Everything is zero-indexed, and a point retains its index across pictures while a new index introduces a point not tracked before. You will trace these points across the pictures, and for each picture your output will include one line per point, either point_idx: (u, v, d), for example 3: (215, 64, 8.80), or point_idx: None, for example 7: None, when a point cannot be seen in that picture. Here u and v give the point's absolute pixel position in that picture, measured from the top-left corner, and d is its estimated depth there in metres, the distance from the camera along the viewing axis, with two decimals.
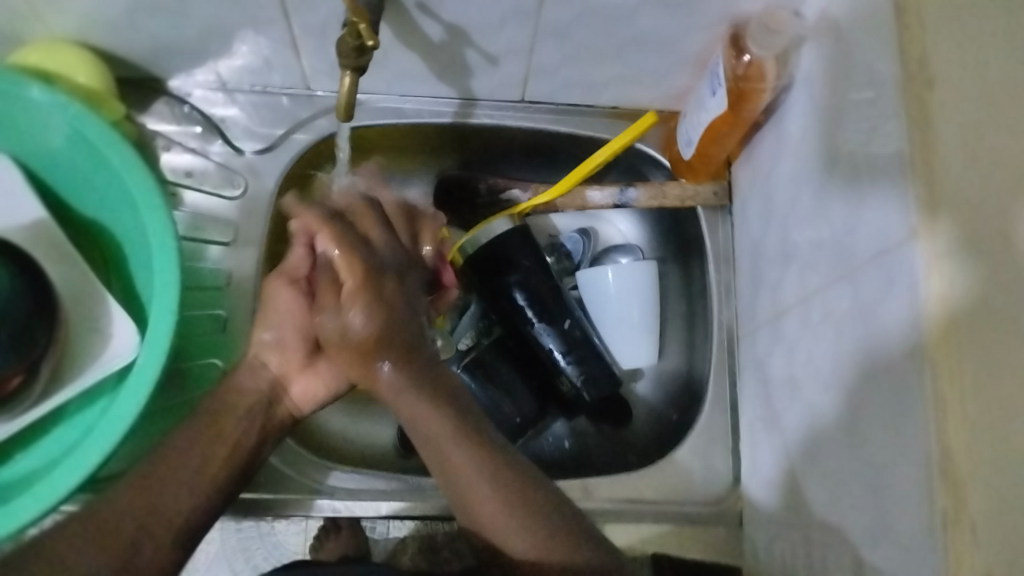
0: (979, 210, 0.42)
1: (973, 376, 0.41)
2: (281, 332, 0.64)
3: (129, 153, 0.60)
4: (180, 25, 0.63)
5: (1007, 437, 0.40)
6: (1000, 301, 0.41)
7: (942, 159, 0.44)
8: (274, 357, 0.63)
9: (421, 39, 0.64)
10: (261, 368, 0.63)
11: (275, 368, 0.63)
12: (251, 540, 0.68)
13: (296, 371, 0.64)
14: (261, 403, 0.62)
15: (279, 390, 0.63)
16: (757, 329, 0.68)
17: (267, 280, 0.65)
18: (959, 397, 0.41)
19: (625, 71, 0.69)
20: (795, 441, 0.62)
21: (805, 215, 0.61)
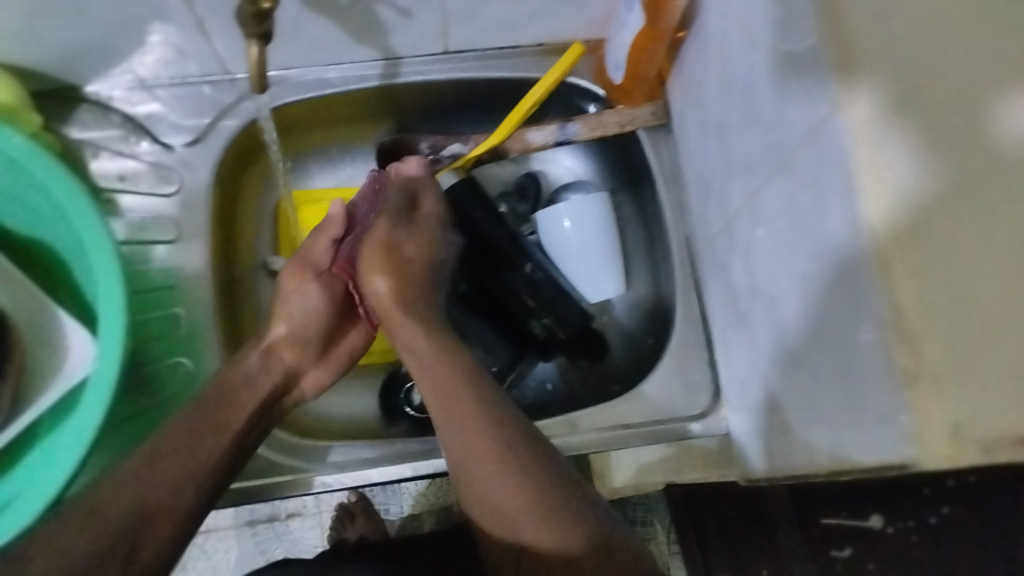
0: (897, 61, 0.41)
1: (911, 229, 0.39)
2: (298, 327, 0.65)
3: (49, 161, 0.57)
4: (78, 25, 0.60)
5: (962, 290, 0.38)
6: (933, 147, 0.39)
7: (851, 18, 0.43)
8: (287, 352, 0.64)
9: (328, 2, 0.62)
10: (273, 358, 0.64)
11: (290, 361, 0.65)
12: (267, 543, 0.85)
13: (309, 364, 0.66)
14: (275, 394, 0.63)
15: (292, 379, 0.65)
16: (713, 239, 0.67)
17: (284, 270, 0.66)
18: (903, 251, 0.39)
19: (543, 4, 0.68)
20: (762, 343, 0.60)
21: (735, 113, 0.59)
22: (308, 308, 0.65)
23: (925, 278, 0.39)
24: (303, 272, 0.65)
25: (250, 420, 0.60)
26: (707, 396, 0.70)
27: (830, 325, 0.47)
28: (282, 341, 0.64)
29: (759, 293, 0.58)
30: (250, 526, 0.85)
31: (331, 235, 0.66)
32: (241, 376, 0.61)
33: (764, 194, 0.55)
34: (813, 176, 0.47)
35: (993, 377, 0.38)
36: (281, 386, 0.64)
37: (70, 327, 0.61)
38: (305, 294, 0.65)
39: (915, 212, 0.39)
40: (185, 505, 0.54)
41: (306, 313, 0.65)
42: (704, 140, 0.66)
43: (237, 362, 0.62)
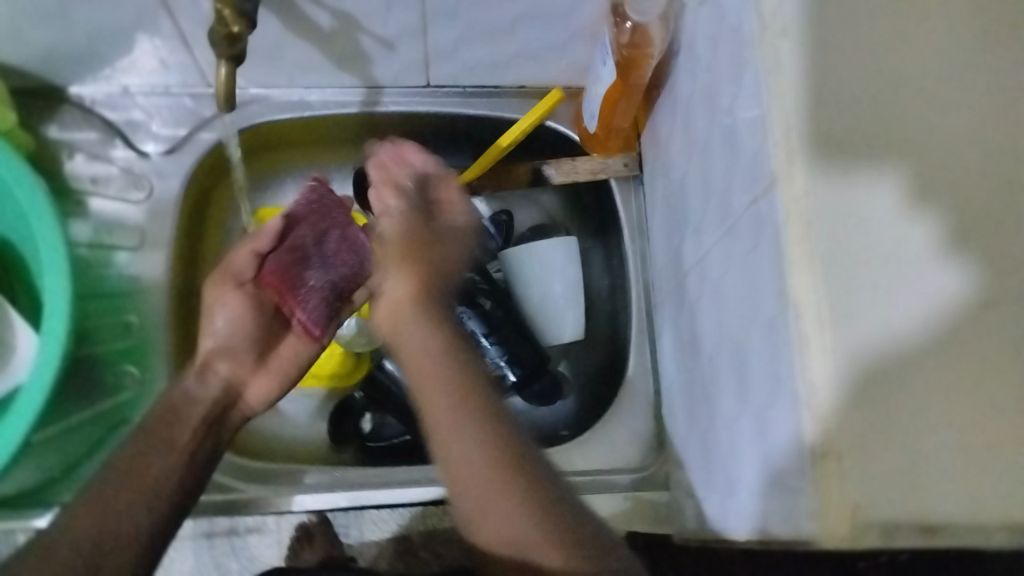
0: (834, 155, 0.41)
1: (838, 326, 0.39)
2: (229, 340, 0.60)
3: (15, 162, 0.58)
4: (63, 28, 0.61)
5: (884, 393, 0.38)
6: (856, 241, 0.39)
7: (795, 96, 0.42)
8: (223, 365, 0.60)
9: (311, 28, 0.64)
10: (210, 374, 0.59)
11: (227, 374, 0.60)
12: (222, 556, 0.68)
13: (248, 373, 0.61)
14: (217, 412, 0.58)
15: (232, 393, 0.60)
16: (669, 294, 0.68)
17: (206, 288, 0.62)
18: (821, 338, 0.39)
19: (523, 48, 0.70)
20: (700, 403, 0.60)
21: (695, 173, 0.60)
22: (233, 322, 0.60)
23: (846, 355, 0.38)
24: (221, 283, 0.61)
25: (194, 440, 0.56)
26: (650, 449, 0.70)
27: (757, 393, 0.48)
28: (215, 355, 0.60)
29: (702, 352, 0.59)
30: (207, 535, 0.68)
31: (253, 247, 0.60)
32: (185, 406, 0.57)
33: (713, 253, 0.56)
34: (754, 245, 0.48)
35: (896, 470, 0.37)
36: (223, 405, 0.59)
37: (19, 325, 0.62)
38: (228, 306, 0.60)
39: (847, 286, 0.39)
40: (144, 524, 0.50)
41: (233, 325, 0.60)
42: (668, 197, 0.67)
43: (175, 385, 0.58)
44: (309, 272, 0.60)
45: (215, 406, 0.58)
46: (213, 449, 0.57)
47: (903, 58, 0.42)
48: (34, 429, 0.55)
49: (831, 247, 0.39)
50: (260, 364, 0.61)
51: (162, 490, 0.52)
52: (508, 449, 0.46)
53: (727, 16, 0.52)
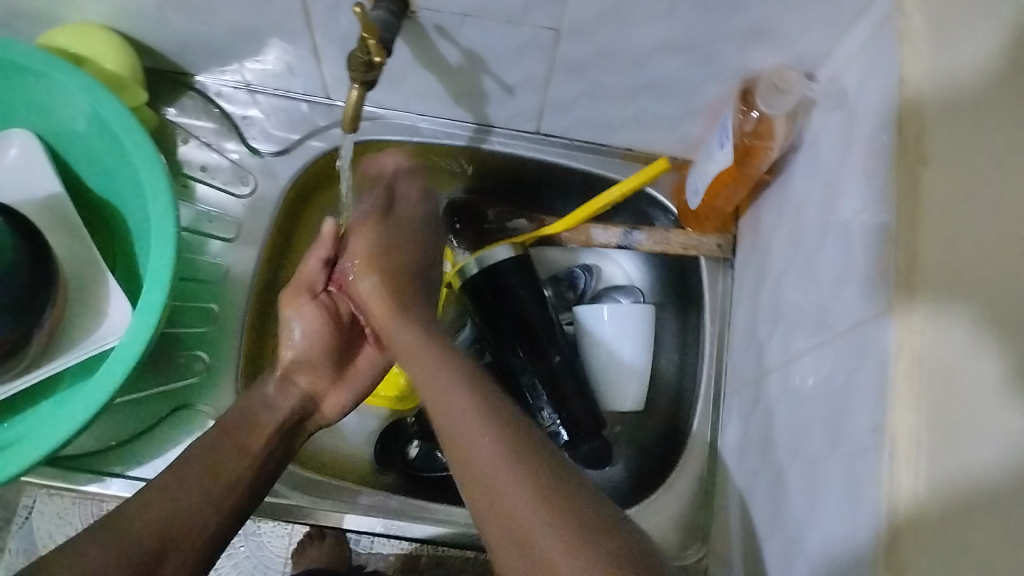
0: (955, 285, 0.40)
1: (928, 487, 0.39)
2: (306, 352, 0.66)
3: (144, 139, 0.60)
4: (207, 22, 0.63)
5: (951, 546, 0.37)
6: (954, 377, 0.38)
7: (927, 238, 0.43)
8: (303, 377, 0.66)
9: (438, 61, 0.65)
10: (291, 385, 0.66)
11: (306, 385, 0.66)
12: (232, 540, 0.74)
13: (327, 386, 0.68)
14: (297, 415, 0.65)
15: (312, 402, 0.67)
16: (744, 385, 0.67)
17: (279, 302, 0.68)
18: (915, 490, 0.39)
19: (639, 114, 0.69)
20: (763, 504, 0.59)
21: (797, 274, 0.59)
22: (310, 333, 0.66)
23: (927, 494, 0.39)
24: (298, 295, 0.67)
25: (271, 444, 0.60)
26: (693, 539, 0.68)
27: (832, 517, 0.47)
28: (293, 367, 0.66)
29: (772, 457, 0.59)
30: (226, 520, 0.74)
31: (321, 257, 0.68)
32: (259, 409, 0.62)
33: (805, 359, 0.55)
34: (853, 365, 0.47)
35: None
36: (301, 415, 0.65)
37: (114, 293, 0.63)
38: (305, 317, 0.67)
39: (946, 434, 0.38)
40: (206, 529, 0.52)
41: (309, 338, 0.67)
42: (759, 288, 0.67)
43: (258, 390, 0.63)
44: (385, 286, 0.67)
45: (295, 413, 0.64)
46: (286, 450, 0.62)
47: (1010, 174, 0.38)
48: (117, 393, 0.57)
49: (934, 394, 0.39)
50: (336, 378, 0.68)
51: (225, 501, 0.54)
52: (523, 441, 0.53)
53: (862, 128, 0.51)
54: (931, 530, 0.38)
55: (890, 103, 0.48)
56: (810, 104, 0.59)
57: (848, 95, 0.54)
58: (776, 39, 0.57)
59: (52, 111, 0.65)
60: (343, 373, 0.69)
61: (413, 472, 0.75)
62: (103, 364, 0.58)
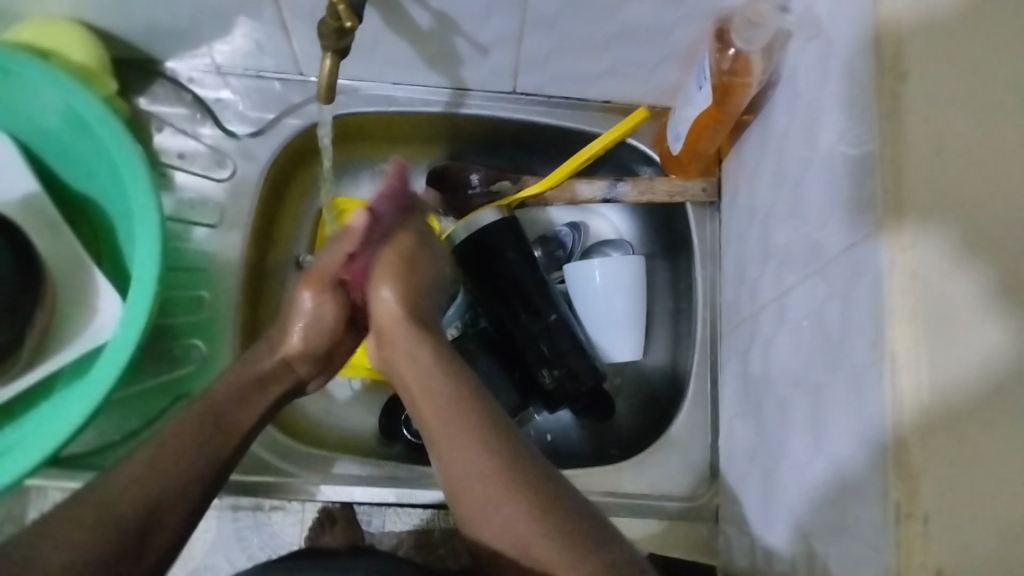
0: (943, 200, 0.41)
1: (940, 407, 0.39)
2: (310, 340, 0.64)
3: (117, 128, 0.60)
4: (171, 4, 0.62)
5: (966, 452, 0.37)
6: (950, 296, 0.40)
7: (910, 155, 0.43)
8: (291, 354, 0.64)
9: (408, 25, 0.64)
10: (286, 367, 0.64)
11: (300, 373, 0.65)
12: (245, 531, 0.69)
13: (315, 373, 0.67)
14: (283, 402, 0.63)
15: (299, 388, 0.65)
16: (739, 325, 0.67)
17: (301, 284, 0.65)
18: (920, 402, 0.40)
19: (615, 64, 0.69)
20: (769, 437, 0.60)
21: (785, 209, 0.59)
22: (315, 322, 0.64)
23: (930, 392, 0.39)
24: (321, 285, 0.64)
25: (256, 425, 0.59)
26: (702, 480, 0.69)
27: (838, 441, 0.48)
28: (294, 354, 0.64)
29: (773, 391, 0.60)
30: (232, 509, 0.69)
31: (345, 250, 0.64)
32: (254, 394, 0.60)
33: (799, 290, 0.56)
34: (846, 287, 0.48)
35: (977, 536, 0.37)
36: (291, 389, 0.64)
37: (103, 287, 0.63)
38: (322, 304, 0.65)
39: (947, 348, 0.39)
40: (186, 507, 0.52)
41: (311, 326, 0.64)
42: (747, 227, 0.67)
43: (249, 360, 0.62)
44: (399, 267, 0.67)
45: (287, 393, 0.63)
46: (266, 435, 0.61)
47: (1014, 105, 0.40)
48: (116, 386, 0.57)
49: (929, 306, 0.40)
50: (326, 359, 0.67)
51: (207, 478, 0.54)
52: (513, 475, 0.53)
53: (837, 57, 0.52)
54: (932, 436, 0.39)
55: (863, 26, 0.48)
56: (786, 36, 0.59)
57: (822, 23, 0.54)
58: None
59: (21, 108, 0.64)
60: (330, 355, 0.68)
61: (417, 440, 0.75)
62: (100, 358, 0.58)
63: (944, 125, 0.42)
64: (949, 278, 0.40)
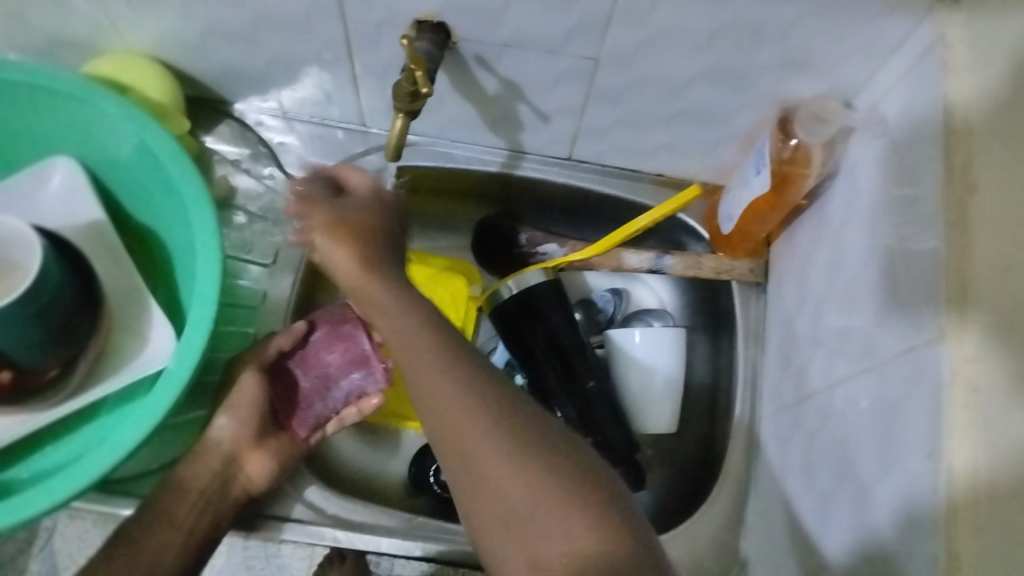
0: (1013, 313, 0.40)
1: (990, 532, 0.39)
2: (245, 414, 0.64)
3: (187, 166, 0.61)
4: (249, 53, 0.64)
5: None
6: (1005, 412, 0.39)
7: (976, 267, 0.43)
8: (227, 435, 0.63)
9: (475, 89, 0.65)
10: (213, 450, 0.63)
11: (229, 445, 0.63)
12: (255, 559, 0.83)
13: (251, 450, 0.64)
14: (215, 486, 0.62)
15: (233, 467, 0.63)
16: (782, 410, 0.67)
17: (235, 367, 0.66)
18: (974, 535, 0.40)
19: (674, 140, 0.70)
20: (808, 529, 0.59)
21: (837, 302, 0.59)
22: (241, 402, 0.64)
23: (986, 512, 0.39)
24: (248, 367, 0.65)
25: (194, 516, 0.59)
26: (733, 565, 0.68)
27: (889, 543, 0.47)
28: (223, 430, 0.63)
29: (815, 482, 0.59)
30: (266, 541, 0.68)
31: (280, 342, 0.66)
32: (189, 485, 0.60)
33: (848, 385, 0.55)
34: (902, 393, 0.47)
35: None
36: (220, 481, 0.62)
37: (156, 318, 0.64)
38: (245, 388, 0.64)
39: (1008, 477, 0.38)
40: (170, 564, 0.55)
41: (241, 411, 0.64)
42: (796, 314, 0.67)
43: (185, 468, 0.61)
44: (322, 367, 0.66)
45: (209, 484, 0.62)
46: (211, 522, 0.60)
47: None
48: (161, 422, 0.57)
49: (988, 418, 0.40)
50: (261, 440, 0.65)
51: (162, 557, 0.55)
52: (522, 430, 0.45)
53: (902, 159, 0.52)
54: (980, 562, 0.39)
55: (932, 131, 0.49)
56: (849, 131, 0.59)
57: (889, 123, 0.54)
58: (812, 69, 0.57)
59: (95, 138, 0.66)
60: (268, 442, 0.65)
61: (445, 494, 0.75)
62: (149, 394, 0.58)
63: (994, 223, 0.42)
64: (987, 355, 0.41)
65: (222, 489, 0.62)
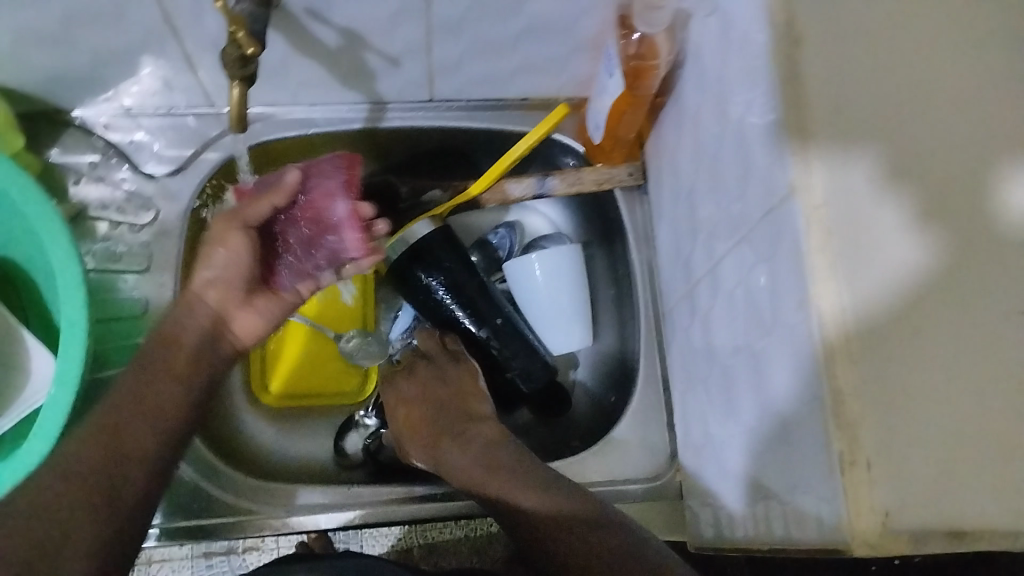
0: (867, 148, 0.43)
1: (867, 355, 0.41)
2: (224, 272, 0.55)
3: (26, 182, 0.58)
4: (71, 52, 0.61)
5: (901, 395, 0.40)
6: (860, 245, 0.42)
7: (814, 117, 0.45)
8: (211, 291, 0.56)
9: (315, 45, 0.63)
10: (197, 306, 0.56)
11: (218, 300, 0.56)
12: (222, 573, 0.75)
13: (236, 307, 0.57)
14: (207, 345, 0.56)
15: (221, 326, 0.57)
16: (680, 300, 0.69)
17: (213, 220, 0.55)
18: (852, 365, 0.41)
19: (527, 61, 0.70)
20: (718, 404, 0.61)
21: (706, 185, 0.61)
22: (229, 255, 0.54)
23: (859, 340, 0.41)
24: (230, 222, 0.54)
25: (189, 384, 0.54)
26: (663, 457, 0.70)
27: (777, 397, 0.50)
28: (204, 284, 0.56)
29: (718, 357, 0.61)
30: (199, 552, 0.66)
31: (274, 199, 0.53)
32: (178, 345, 0.55)
33: (727, 259, 0.57)
34: (771, 252, 0.49)
35: (904, 469, 0.40)
36: (212, 337, 0.56)
37: (32, 346, 0.62)
38: (229, 246, 0.54)
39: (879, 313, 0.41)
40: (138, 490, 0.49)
41: (227, 263, 0.55)
42: (675, 205, 0.69)
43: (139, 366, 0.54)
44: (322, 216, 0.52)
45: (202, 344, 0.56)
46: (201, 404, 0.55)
47: (999, 110, 0.44)
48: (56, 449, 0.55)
49: (845, 238, 0.42)
50: (249, 299, 0.58)
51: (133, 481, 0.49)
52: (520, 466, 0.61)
53: (732, 31, 0.53)
54: (866, 387, 0.41)
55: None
56: (685, 16, 0.60)
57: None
58: None
59: None
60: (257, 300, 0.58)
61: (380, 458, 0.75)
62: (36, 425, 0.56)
63: (833, 84, 0.45)
64: (864, 203, 0.43)
65: (214, 347, 0.56)
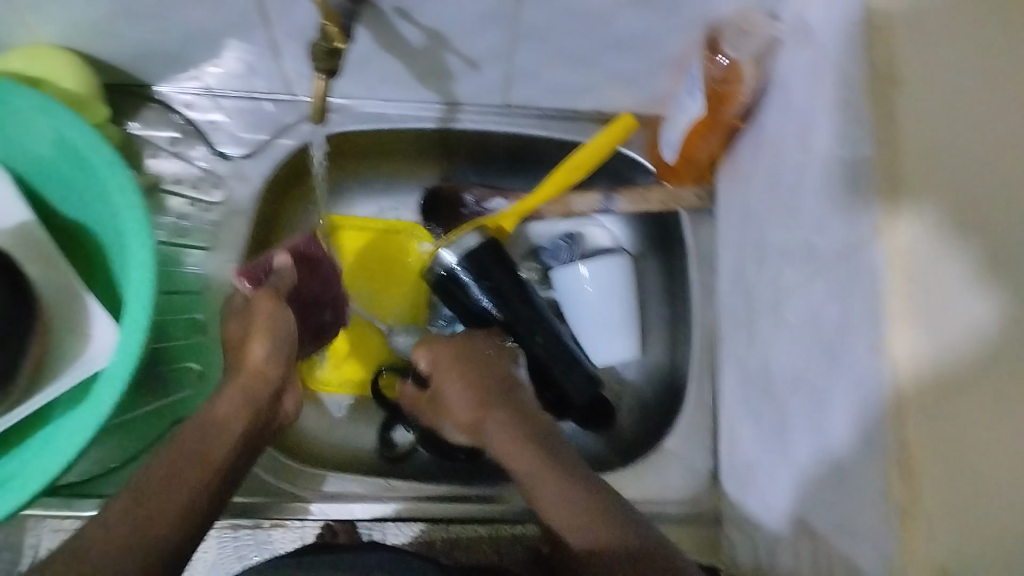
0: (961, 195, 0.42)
1: (936, 406, 0.40)
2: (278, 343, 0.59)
3: (106, 151, 0.59)
4: (163, 30, 0.62)
5: (965, 450, 0.39)
6: (935, 294, 0.41)
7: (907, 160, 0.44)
8: (263, 364, 0.58)
9: (399, 42, 0.64)
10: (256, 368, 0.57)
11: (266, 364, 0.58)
12: None
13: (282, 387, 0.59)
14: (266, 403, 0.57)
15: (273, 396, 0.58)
16: (738, 328, 0.67)
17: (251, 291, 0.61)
18: (920, 412, 0.40)
19: (607, 74, 0.69)
20: (770, 439, 0.60)
21: (779, 216, 0.60)
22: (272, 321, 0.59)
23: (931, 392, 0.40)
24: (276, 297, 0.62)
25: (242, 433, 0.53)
26: (704, 484, 0.69)
27: (836, 439, 0.48)
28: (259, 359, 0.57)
29: (774, 392, 0.60)
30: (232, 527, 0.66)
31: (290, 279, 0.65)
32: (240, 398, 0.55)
33: (795, 292, 0.56)
34: (844, 291, 0.48)
35: (965, 526, 0.38)
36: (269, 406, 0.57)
37: (95, 314, 0.63)
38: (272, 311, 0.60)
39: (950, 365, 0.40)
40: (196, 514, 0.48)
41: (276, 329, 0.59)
42: (743, 232, 0.67)
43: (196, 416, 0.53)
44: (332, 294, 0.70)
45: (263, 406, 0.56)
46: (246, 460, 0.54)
47: None
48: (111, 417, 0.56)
49: (923, 283, 0.41)
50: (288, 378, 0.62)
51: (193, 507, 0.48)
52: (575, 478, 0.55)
53: (826, 64, 0.52)
54: (931, 438, 0.39)
55: (855, 31, 0.48)
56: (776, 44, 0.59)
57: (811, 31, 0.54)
58: None
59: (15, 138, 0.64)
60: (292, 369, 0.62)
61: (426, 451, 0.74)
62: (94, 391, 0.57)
63: (930, 129, 0.44)
64: (940, 252, 0.41)
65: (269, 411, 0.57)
